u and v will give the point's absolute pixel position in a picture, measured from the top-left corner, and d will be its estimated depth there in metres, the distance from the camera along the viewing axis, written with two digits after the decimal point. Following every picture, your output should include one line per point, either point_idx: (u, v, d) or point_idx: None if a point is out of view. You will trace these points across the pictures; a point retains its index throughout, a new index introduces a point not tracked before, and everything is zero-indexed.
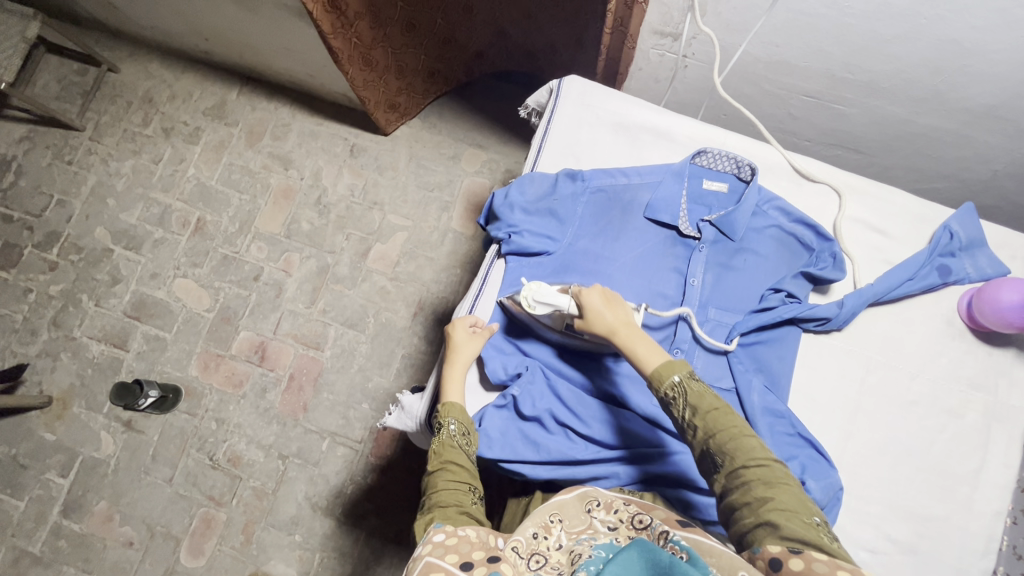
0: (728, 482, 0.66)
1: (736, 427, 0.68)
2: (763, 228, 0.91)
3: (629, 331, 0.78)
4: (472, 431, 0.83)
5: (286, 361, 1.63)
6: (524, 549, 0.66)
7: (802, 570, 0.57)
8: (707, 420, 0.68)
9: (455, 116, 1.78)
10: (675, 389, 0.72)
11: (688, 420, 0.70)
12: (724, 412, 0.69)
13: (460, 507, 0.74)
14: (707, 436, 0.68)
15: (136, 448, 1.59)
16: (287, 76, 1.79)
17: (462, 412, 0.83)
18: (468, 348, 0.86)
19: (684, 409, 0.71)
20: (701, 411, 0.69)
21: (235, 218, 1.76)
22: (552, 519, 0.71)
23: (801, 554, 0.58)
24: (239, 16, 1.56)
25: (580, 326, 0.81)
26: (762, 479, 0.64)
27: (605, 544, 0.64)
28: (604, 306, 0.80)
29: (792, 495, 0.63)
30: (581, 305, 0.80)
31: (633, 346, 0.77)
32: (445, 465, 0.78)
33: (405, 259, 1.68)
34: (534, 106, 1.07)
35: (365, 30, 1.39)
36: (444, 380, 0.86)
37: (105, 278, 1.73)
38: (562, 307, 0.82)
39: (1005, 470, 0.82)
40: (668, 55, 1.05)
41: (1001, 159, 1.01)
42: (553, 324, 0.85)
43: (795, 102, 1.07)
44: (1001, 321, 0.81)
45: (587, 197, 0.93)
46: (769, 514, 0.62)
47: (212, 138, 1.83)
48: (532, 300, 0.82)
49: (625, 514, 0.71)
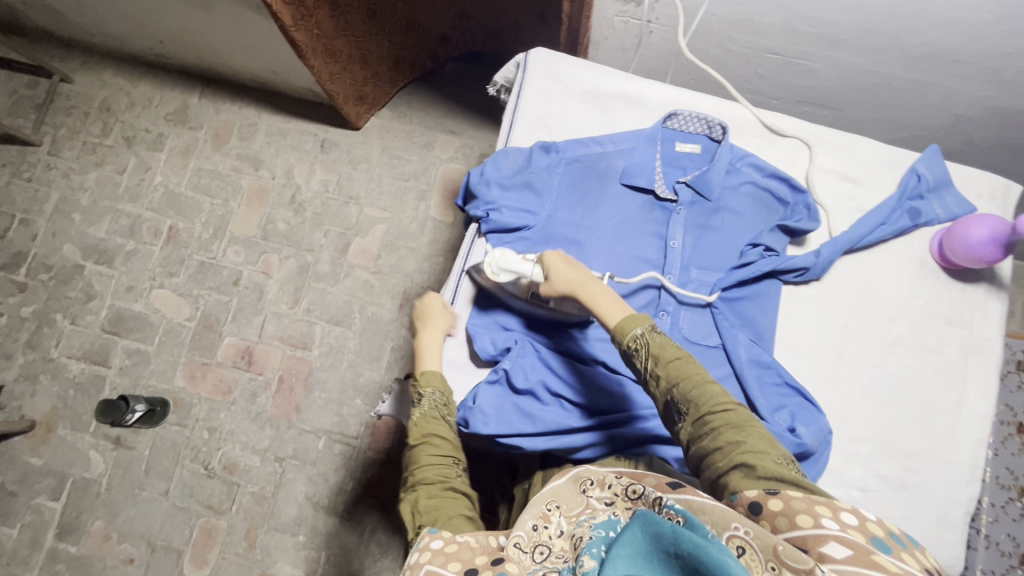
0: (696, 429, 0.68)
1: (697, 376, 0.70)
2: (737, 185, 0.92)
3: (593, 287, 0.80)
4: (452, 401, 0.85)
5: (273, 363, 1.61)
6: (526, 542, 0.68)
7: (781, 509, 0.60)
8: (670, 371, 0.71)
9: (425, 103, 1.76)
10: (637, 341, 0.74)
11: (652, 372, 0.72)
12: (686, 360, 0.72)
13: (445, 483, 0.79)
14: (671, 385, 0.70)
15: (127, 464, 1.57)
16: (247, 74, 1.75)
17: (442, 381, 0.86)
18: (441, 318, 0.90)
19: (647, 360, 0.73)
20: (663, 361, 0.72)
21: (208, 224, 1.72)
22: (549, 506, 0.71)
23: (777, 494, 0.61)
24: (192, 14, 1.51)
25: (544, 290, 0.83)
26: (729, 423, 0.67)
27: (604, 522, 0.65)
28: (566, 266, 0.83)
29: (759, 436, 0.66)
30: (546, 270, 0.83)
31: (595, 301, 0.80)
32: (427, 438, 0.81)
33: (386, 251, 1.67)
34: (502, 82, 1.05)
35: (325, 19, 1.36)
36: (423, 343, 0.88)
37: (79, 295, 1.69)
38: (527, 274, 0.85)
39: (984, 401, 0.85)
40: (632, 21, 1.05)
41: (964, 102, 1.04)
42: (519, 292, 0.88)
43: (759, 61, 1.07)
44: (970, 257, 0.84)
45: (563, 167, 0.93)
46: (743, 456, 0.64)
47: (177, 144, 1.79)
48: (496, 267, 0.85)
49: (619, 487, 0.69)
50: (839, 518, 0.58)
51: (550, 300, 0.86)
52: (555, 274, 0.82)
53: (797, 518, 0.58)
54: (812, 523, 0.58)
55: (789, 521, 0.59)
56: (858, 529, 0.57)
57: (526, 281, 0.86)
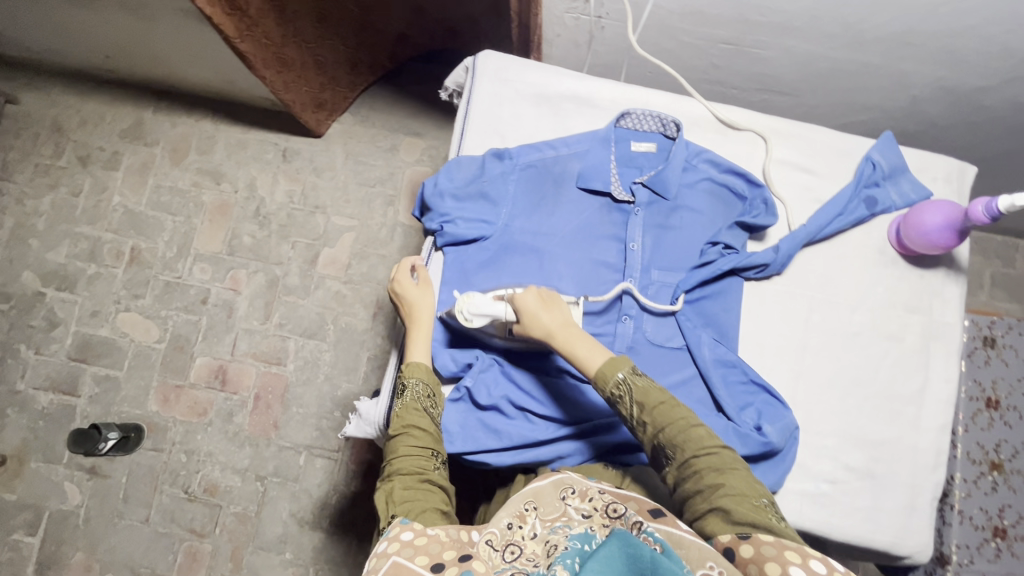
0: (680, 473, 0.70)
1: (683, 420, 0.72)
2: (694, 182, 0.91)
3: (569, 334, 0.77)
4: (438, 394, 0.83)
5: (248, 381, 1.58)
6: (498, 541, 0.67)
7: (751, 556, 0.59)
8: (655, 416, 0.72)
9: (386, 105, 1.72)
10: (620, 387, 0.74)
11: (638, 419, 0.73)
12: (671, 404, 0.73)
13: (423, 475, 0.76)
14: (657, 431, 0.72)
15: (105, 493, 1.54)
16: (201, 85, 1.69)
17: (428, 373, 0.83)
18: (425, 305, 0.86)
19: (632, 406, 0.73)
20: (649, 407, 0.73)
21: (172, 242, 1.68)
22: (527, 507, 0.71)
23: (749, 539, 0.60)
24: (135, 26, 1.45)
25: (518, 331, 0.79)
26: (711, 466, 0.69)
27: (580, 534, 0.64)
28: (541, 308, 0.79)
29: (740, 479, 0.68)
30: (519, 309, 0.79)
31: (572, 346, 0.77)
32: (408, 429, 0.78)
33: (357, 260, 1.64)
34: (454, 87, 1.03)
35: (273, 28, 1.31)
36: (410, 340, 0.85)
37: (42, 323, 1.64)
38: (500, 315, 0.81)
39: (946, 385, 0.86)
40: (583, 17, 1.03)
41: (919, 83, 1.03)
42: (496, 331, 0.83)
43: (714, 51, 1.05)
44: (928, 244, 0.83)
45: (517, 174, 0.91)
46: (720, 500, 0.65)
47: (134, 161, 1.73)
48: (469, 313, 0.81)
49: (600, 502, 0.69)
50: (808, 565, 0.55)
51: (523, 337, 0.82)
52: (530, 322, 0.78)
53: (765, 565, 0.57)
54: (779, 572, 0.56)
55: (758, 569, 0.57)
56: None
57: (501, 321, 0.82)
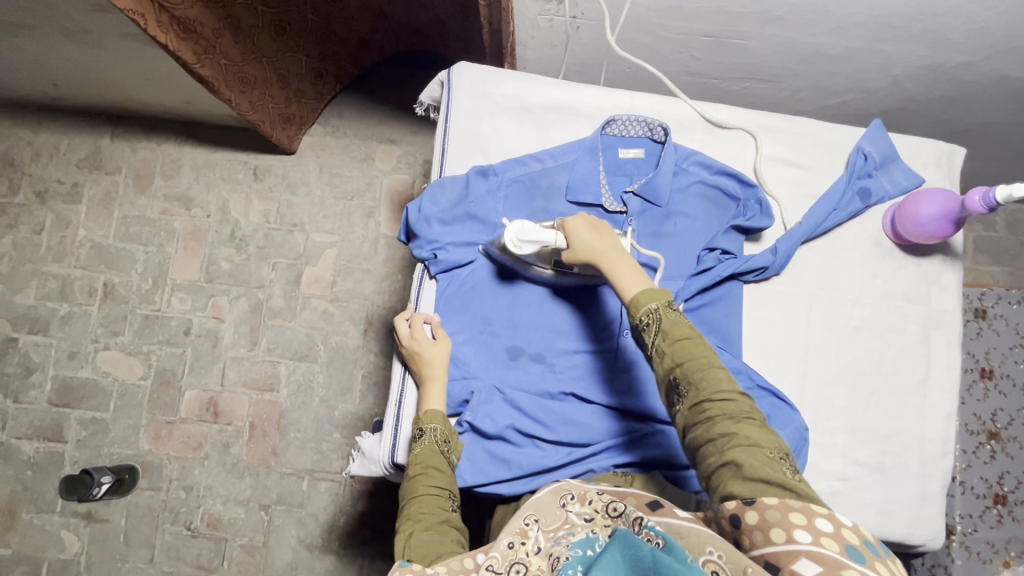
0: (692, 415, 0.66)
1: (704, 359, 0.67)
2: (686, 186, 0.89)
3: (617, 255, 0.76)
4: (454, 438, 0.79)
5: (241, 411, 1.54)
6: (501, 563, 0.63)
7: (756, 522, 0.58)
8: (675, 349, 0.68)
9: (356, 113, 1.65)
10: (651, 316, 0.71)
11: (658, 348, 0.70)
12: (695, 342, 0.69)
13: (441, 516, 0.72)
14: (675, 365, 0.68)
15: (104, 538, 1.50)
16: (159, 108, 1.60)
17: (445, 419, 0.80)
18: (439, 359, 0.82)
19: (656, 337, 0.70)
20: (671, 338, 0.69)
21: (146, 274, 1.61)
22: (526, 521, 0.66)
23: (754, 505, 0.59)
24: (80, 53, 1.36)
25: (566, 257, 0.79)
26: (727, 413, 0.65)
27: (581, 540, 0.62)
28: (590, 233, 0.78)
29: (756, 429, 0.64)
30: (568, 235, 0.79)
31: (616, 270, 0.75)
32: (425, 470, 0.75)
33: (341, 276, 1.59)
34: (429, 102, 0.98)
35: (230, 47, 1.24)
36: (425, 389, 0.81)
37: (18, 370, 1.57)
38: (550, 243, 0.80)
39: (948, 373, 0.86)
40: (557, 18, 0.99)
41: (901, 63, 1.01)
42: (542, 260, 0.85)
43: (695, 43, 1.02)
44: (924, 234, 0.83)
45: (504, 191, 0.88)
46: (733, 451, 0.62)
47: (97, 191, 1.65)
48: (519, 239, 0.79)
49: (600, 504, 0.67)
50: (813, 527, 0.56)
51: (575, 266, 0.84)
52: (577, 241, 0.78)
53: (770, 533, 0.57)
54: (785, 538, 0.56)
55: (764, 536, 0.57)
56: (833, 538, 0.55)
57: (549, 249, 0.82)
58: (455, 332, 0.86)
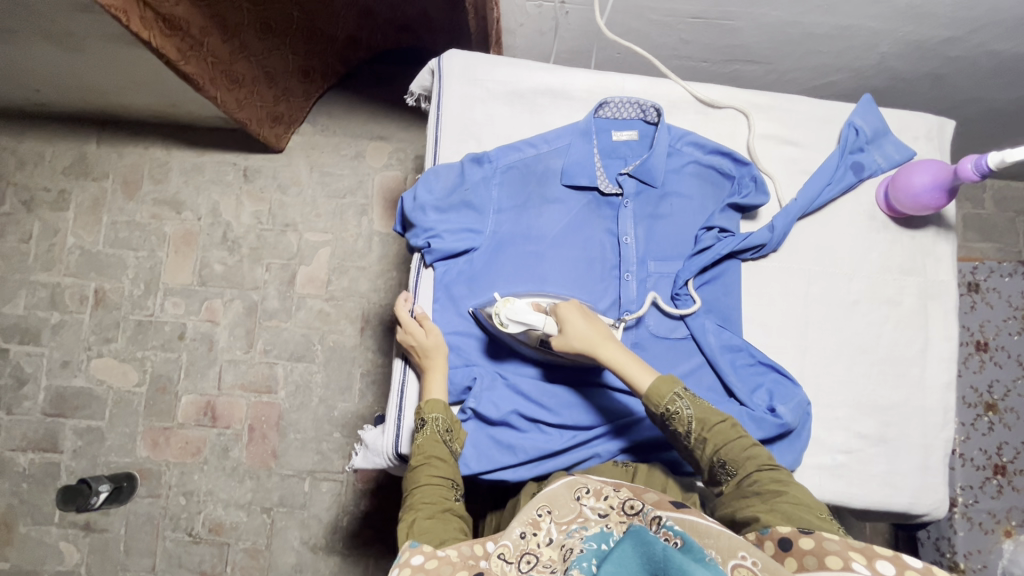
0: (743, 487, 0.68)
1: (743, 438, 0.71)
2: (681, 166, 0.89)
3: (614, 344, 0.76)
4: (457, 426, 0.79)
5: (240, 414, 1.52)
6: (512, 552, 0.63)
7: (811, 548, 0.57)
8: (715, 433, 0.71)
9: (345, 111, 1.64)
10: (676, 405, 0.72)
11: (697, 435, 0.72)
12: (730, 424, 0.72)
13: (443, 505, 0.72)
14: (717, 449, 0.71)
15: (104, 547, 1.48)
16: (145, 111, 1.58)
17: (447, 408, 0.79)
18: (440, 352, 0.81)
19: (690, 424, 0.72)
20: (709, 425, 0.72)
21: (138, 279, 1.59)
22: (539, 512, 0.66)
23: (810, 534, 0.59)
24: (61, 57, 1.33)
25: (558, 345, 0.76)
26: (773, 477, 0.68)
27: (596, 534, 0.61)
28: (585, 322, 0.77)
29: (804, 492, 0.67)
30: (562, 323, 0.76)
31: (620, 361, 0.75)
32: (429, 459, 0.75)
33: (336, 275, 1.58)
34: (420, 92, 0.97)
35: (218, 45, 1.23)
36: (425, 379, 0.81)
37: (10, 381, 1.55)
38: (537, 326, 0.76)
39: (946, 343, 0.87)
40: (545, 5, 0.98)
41: (887, 40, 1.02)
42: (529, 341, 0.80)
43: (683, 26, 1.02)
44: (918, 206, 0.84)
45: (499, 177, 0.87)
46: (783, 504, 0.64)
47: (84, 198, 1.63)
48: (506, 318, 0.75)
49: (616, 500, 0.66)
50: (872, 565, 0.54)
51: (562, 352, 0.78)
52: (573, 329, 0.76)
53: (826, 558, 0.56)
54: (841, 565, 0.54)
55: (817, 560, 0.56)
56: None
57: (536, 332, 0.78)
58: (453, 324, 0.85)
